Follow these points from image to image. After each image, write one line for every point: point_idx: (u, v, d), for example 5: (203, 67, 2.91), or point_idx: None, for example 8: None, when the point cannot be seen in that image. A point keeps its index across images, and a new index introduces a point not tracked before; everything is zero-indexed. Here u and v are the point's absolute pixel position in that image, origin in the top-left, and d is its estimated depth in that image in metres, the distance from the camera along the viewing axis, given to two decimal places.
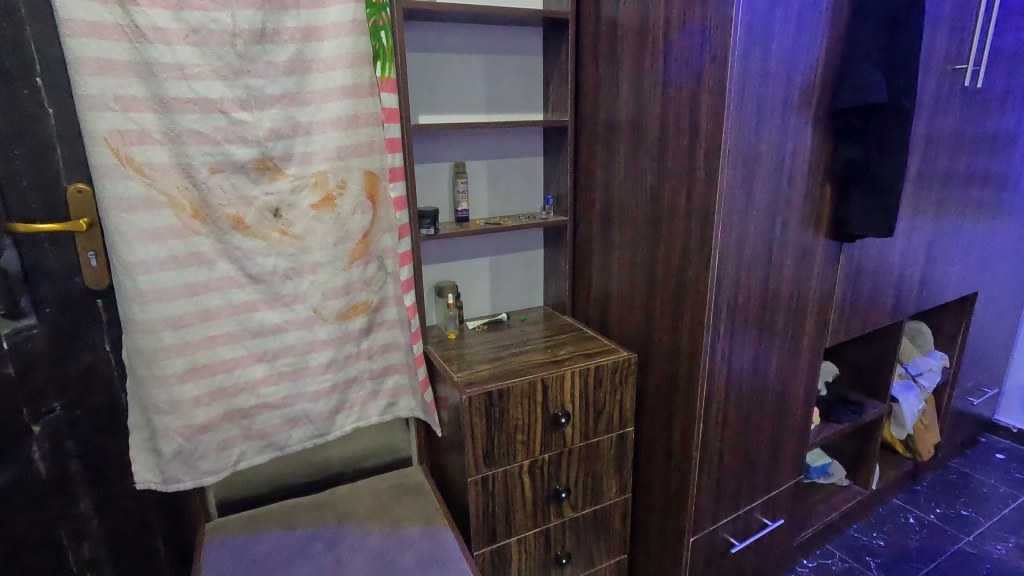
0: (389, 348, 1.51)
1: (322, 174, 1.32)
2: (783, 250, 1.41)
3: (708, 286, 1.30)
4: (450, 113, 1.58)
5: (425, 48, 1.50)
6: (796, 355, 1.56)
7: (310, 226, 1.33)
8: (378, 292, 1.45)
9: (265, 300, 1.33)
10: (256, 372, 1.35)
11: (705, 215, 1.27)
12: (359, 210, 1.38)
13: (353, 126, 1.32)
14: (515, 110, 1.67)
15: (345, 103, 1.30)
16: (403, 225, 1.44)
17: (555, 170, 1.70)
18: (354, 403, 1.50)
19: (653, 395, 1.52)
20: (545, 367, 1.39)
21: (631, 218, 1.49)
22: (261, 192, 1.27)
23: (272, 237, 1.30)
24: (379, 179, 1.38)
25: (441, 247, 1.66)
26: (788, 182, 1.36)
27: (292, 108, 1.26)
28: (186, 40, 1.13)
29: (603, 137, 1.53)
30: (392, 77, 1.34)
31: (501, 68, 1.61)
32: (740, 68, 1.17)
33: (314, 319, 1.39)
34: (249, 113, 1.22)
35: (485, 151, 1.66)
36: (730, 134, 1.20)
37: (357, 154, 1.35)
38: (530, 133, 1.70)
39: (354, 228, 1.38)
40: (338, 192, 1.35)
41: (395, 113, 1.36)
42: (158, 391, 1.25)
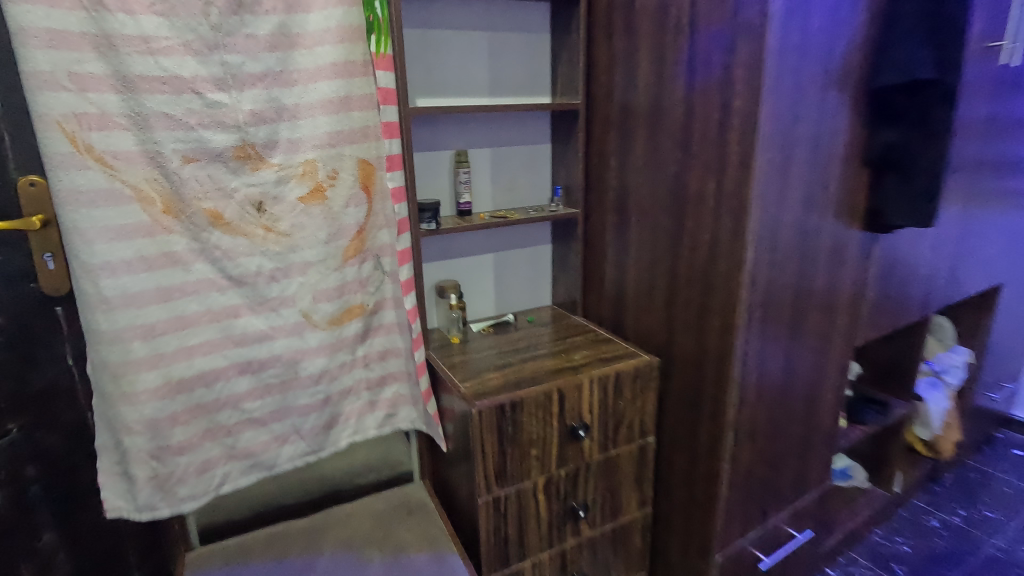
0: (387, 354, 1.38)
1: (311, 164, 1.18)
2: (818, 243, 1.29)
3: (742, 285, 1.17)
4: (451, 96, 1.44)
5: (423, 23, 1.36)
6: (826, 355, 1.45)
7: (298, 222, 1.19)
8: (374, 293, 1.32)
9: (250, 304, 1.19)
10: (241, 385, 1.22)
11: (739, 205, 1.14)
12: (353, 203, 1.24)
13: (345, 109, 1.18)
14: (521, 93, 1.53)
15: (337, 81, 1.16)
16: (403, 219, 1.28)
17: (565, 158, 1.57)
18: (349, 416, 1.36)
19: (675, 401, 1.40)
20: (560, 374, 1.26)
21: (650, 210, 1.36)
22: (242, 183, 1.13)
23: (255, 233, 1.17)
24: (374, 168, 1.24)
25: (442, 243, 1.52)
26: (824, 169, 1.24)
27: (276, 88, 1.12)
28: (151, 10, 0.99)
29: (618, 120, 1.40)
30: (388, 53, 1.18)
31: (506, 47, 1.48)
32: (779, 42, 1.05)
33: (304, 325, 1.25)
34: (227, 94, 1.07)
35: (489, 138, 1.52)
36: (767, 115, 1.08)
37: (349, 140, 1.20)
38: (537, 118, 1.58)
39: (347, 224, 1.24)
40: (329, 183, 1.20)
41: (392, 94, 1.20)
42: (128, 409, 1.11)
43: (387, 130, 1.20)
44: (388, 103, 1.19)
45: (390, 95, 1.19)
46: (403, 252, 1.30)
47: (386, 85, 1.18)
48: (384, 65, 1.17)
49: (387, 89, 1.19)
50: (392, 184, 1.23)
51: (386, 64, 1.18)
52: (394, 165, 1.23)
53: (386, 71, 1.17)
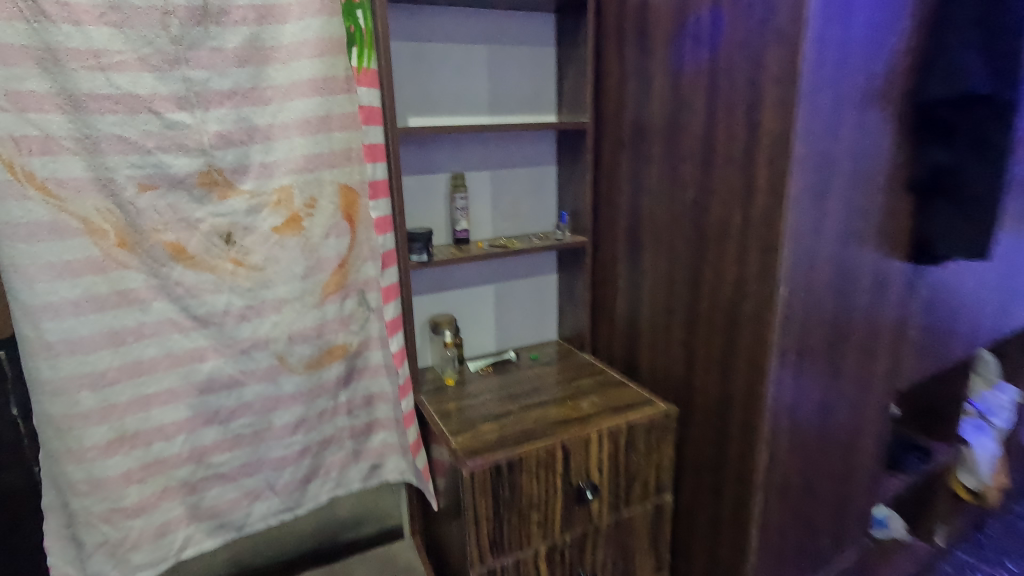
0: (373, 399, 1.24)
1: (286, 191, 1.06)
2: (857, 278, 1.14)
3: (773, 328, 1.03)
4: (447, 115, 1.32)
5: (417, 36, 1.25)
6: (866, 401, 1.29)
7: (272, 254, 1.07)
8: (358, 332, 1.19)
9: (217, 346, 1.07)
10: (207, 436, 1.09)
11: (769, 237, 1.00)
12: (334, 234, 1.11)
13: (324, 130, 1.06)
14: (523, 110, 1.41)
15: (314, 98, 1.04)
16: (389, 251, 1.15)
17: (571, 181, 1.44)
18: (329, 468, 1.23)
19: (696, 454, 1.24)
20: (564, 427, 1.11)
21: (667, 239, 1.22)
22: (207, 213, 1.01)
23: (223, 268, 1.04)
24: (357, 195, 1.12)
25: (437, 274, 1.40)
26: (866, 195, 1.09)
27: (246, 107, 1.00)
28: (102, 20, 0.88)
29: (631, 140, 1.27)
30: (372, 67, 1.07)
31: (507, 61, 1.36)
32: (816, 52, 0.91)
33: (278, 369, 1.12)
34: (190, 114, 0.96)
35: (489, 159, 1.40)
36: (802, 136, 0.94)
37: (329, 164, 1.08)
38: (541, 138, 1.45)
39: (326, 256, 1.11)
40: (306, 212, 1.08)
41: (376, 112, 1.08)
42: (74, 468, 0.98)
43: (370, 154, 1.09)
44: (371, 122, 1.08)
45: (376, 114, 1.08)
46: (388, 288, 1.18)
47: (370, 103, 1.07)
48: (368, 81, 1.07)
49: (372, 107, 1.07)
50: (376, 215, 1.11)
51: (371, 80, 1.07)
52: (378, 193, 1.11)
53: (370, 87, 1.07)
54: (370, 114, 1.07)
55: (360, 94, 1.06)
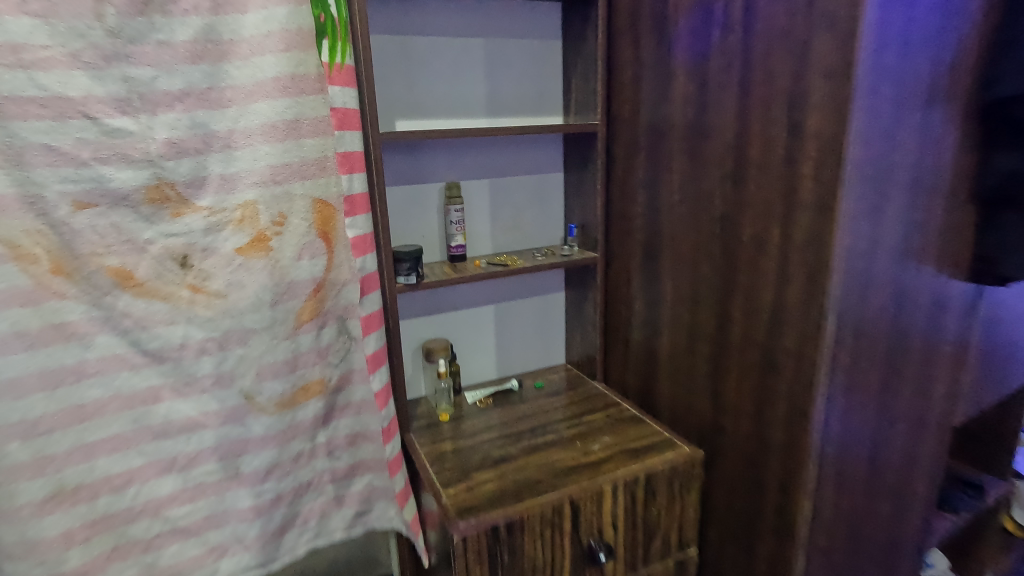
0: (357, 439, 1.10)
1: (250, 207, 0.91)
2: (914, 301, 0.98)
3: (820, 366, 0.87)
4: (439, 118, 1.18)
5: (404, 29, 1.11)
6: (920, 439, 1.12)
7: (235, 280, 0.93)
8: (338, 365, 1.05)
9: (174, 385, 0.93)
10: (164, 487, 0.95)
11: (815, 258, 0.84)
12: (307, 254, 0.97)
13: (294, 135, 0.92)
14: (526, 111, 1.27)
15: (280, 99, 0.90)
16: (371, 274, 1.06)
17: (580, 190, 1.29)
18: (308, 516, 1.08)
19: (724, 502, 1.09)
20: (573, 477, 0.96)
21: (690, 257, 1.07)
22: (157, 234, 0.87)
23: (178, 296, 0.90)
24: (334, 211, 0.98)
25: (430, 296, 1.26)
26: (926, 206, 0.93)
27: (200, 110, 0.86)
28: (22, 10, 0.74)
29: (647, 144, 1.11)
30: (348, 64, 0.96)
31: (507, 57, 1.22)
32: (875, 38, 0.75)
33: (246, 409, 0.98)
34: (134, 119, 0.82)
35: (487, 167, 1.25)
36: (858, 138, 0.78)
37: (300, 176, 0.94)
38: (547, 142, 1.30)
39: (298, 281, 0.97)
40: (274, 231, 0.94)
41: (351, 116, 0.98)
42: (5, 529, 0.85)
43: (345, 164, 0.98)
44: (345, 127, 0.97)
45: (351, 118, 0.98)
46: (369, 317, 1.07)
47: (345, 105, 0.97)
48: (343, 80, 0.96)
49: (346, 109, 0.97)
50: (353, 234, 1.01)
51: (347, 80, 0.97)
52: (356, 209, 1.01)
53: (345, 87, 0.97)
54: (344, 118, 0.97)
55: (333, 94, 0.95)
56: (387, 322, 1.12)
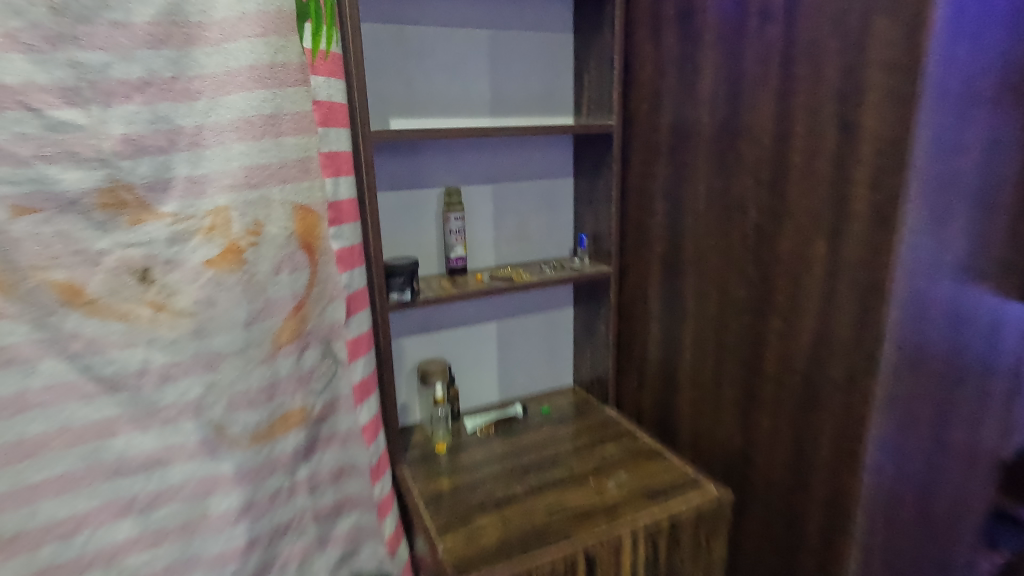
0: (343, 472, 0.99)
1: (221, 214, 0.79)
2: (972, 325, 0.87)
3: (872, 404, 0.75)
4: (438, 116, 1.07)
5: (399, 17, 1.00)
6: (971, 475, 1.01)
7: (205, 297, 0.81)
8: (322, 390, 0.94)
9: (132, 416, 0.80)
10: (120, 531, 0.81)
11: (869, 280, 0.73)
12: (286, 267, 0.85)
13: (272, 133, 0.81)
14: (533, 110, 1.16)
15: (256, 92, 0.78)
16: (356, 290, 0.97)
17: (592, 197, 1.18)
18: (286, 560, 0.93)
19: (754, 549, 0.97)
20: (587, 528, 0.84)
21: (717, 273, 0.96)
22: (113, 243, 0.76)
23: (138, 314, 0.79)
24: (318, 219, 0.87)
25: (426, 313, 1.15)
26: (989, 218, 0.82)
27: (163, 102, 0.75)
28: None
29: (668, 147, 1.00)
30: (334, 50, 0.88)
31: (513, 50, 1.11)
32: (950, 24, 0.64)
33: (216, 442, 0.85)
34: (84, 111, 0.71)
35: (491, 171, 1.14)
36: (925, 142, 0.67)
37: (279, 178, 0.83)
38: (555, 144, 1.19)
39: (277, 298, 0.85)
40: (248, 241, 0.81)
41: (336, 110, 0.90)
42: None
43: (331, 166, 0.91)
44: (332, 124, 0.90)
45: (340, 113, 0.91)
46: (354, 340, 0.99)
47: (335, 99, 0.89)
48: (332, 70, 0.88)
49: (335, 103, 0.90)
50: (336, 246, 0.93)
51: (335, 72, 0.89)
52: (340, 218, 0.93)
53: (335, 78, 0.89)
54: (332, 113, 0.90)
55: (320, 84, 0.87)
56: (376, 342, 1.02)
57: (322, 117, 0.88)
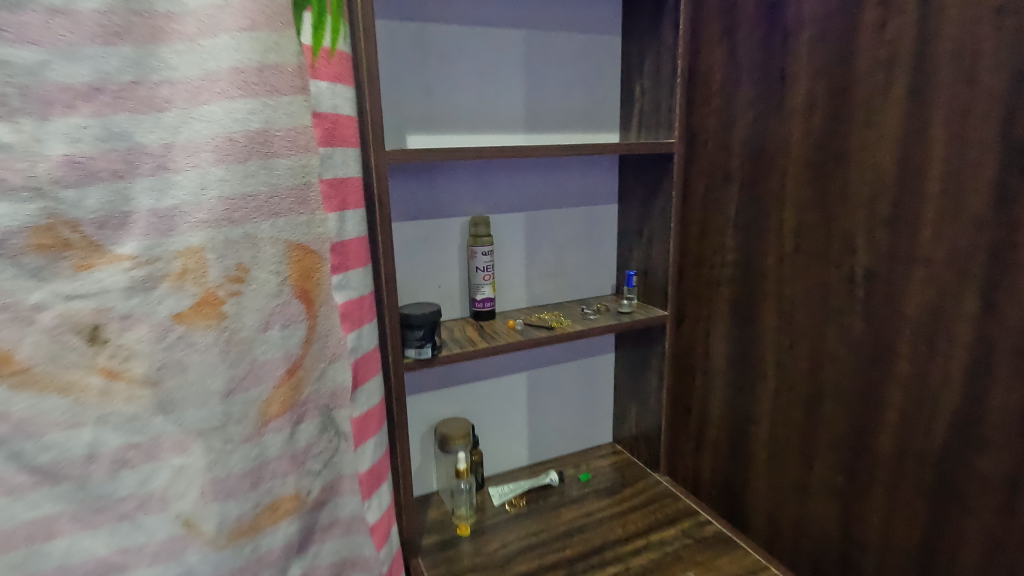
0: (345, 567, 0.78)
1: (193, 254, 0.62)
2: None
3: None
4: (465, 132, 0.90)
5: (421, 14, 0.84)
6: None
7: (172, 358, 0.63)
8: (321, 471, 0.75)
9: (76, 516, 0.60)
10: None
11: None
12: (276, 321, 0.67)
13: (261, 152, 0.63)
14: (573, 126, 0.99)
15: (240, 101, 0.61)
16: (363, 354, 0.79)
17: (643, 228, 1.01)
18: None
19: None
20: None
21: (810, 326, 0.78)
22: (51, 296, 0.57)
23: (85, 385, 0.59)
24: (319, 262, 0.70)
25: (444, 372, 0.97)
26: None
27: (120, 114, 0.57)
28: None
29: (745, 172, 0.84)
30: (342, 50, 0.71)
31: (552, 56, 0.95)
32: None
33: (186, 541, 0.65)
34: (13, 126, 0.53)
35: (524, 197, 0.97)
36: None
37: (268, 212, 0.64)
38: (599, 165, 1.03)
39: (265, 360, 0.67)
40: (229, 289, 0.64)
41: (343, 124, 0.72)
42: None
43: (335, 199, 0.73)
44: (337, 142, 0.72)
45: (348, 129, 0.73)
46: (361, 418, 0.81)
47: (341, 110, 0.72)
48: (337, 72, 0.71)
49: (341, 116, 0.72)
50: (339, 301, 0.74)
51: (341, 75, 0.72)
52: (344, 264, 0.74)
53: (341, 83, 0.71)
54: (336, 129, 0.72)
55: (322, 90, 0.69)
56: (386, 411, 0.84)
57: (324, 133, 0.69)
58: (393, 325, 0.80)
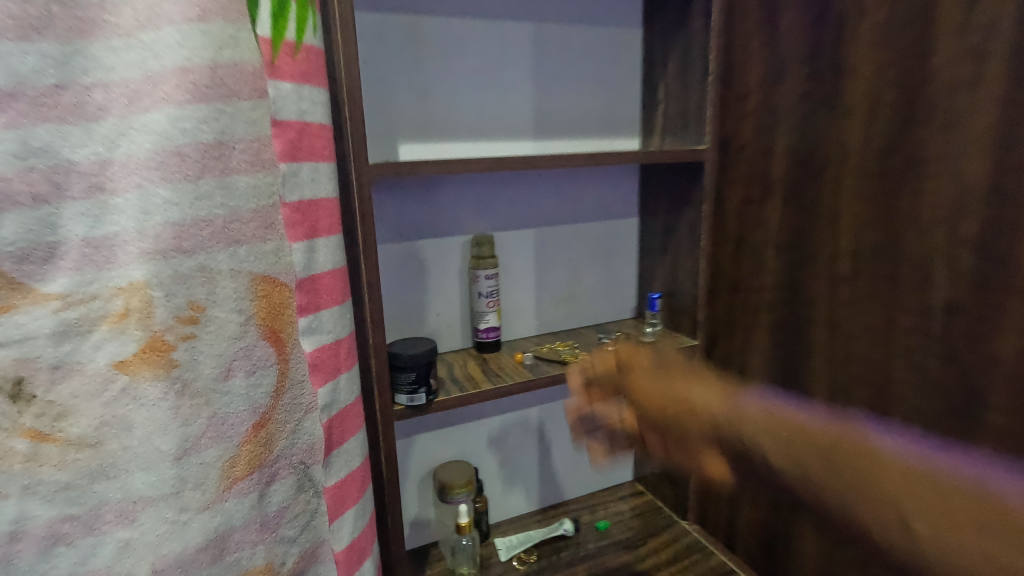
0: None
1: (135, 292, 0.51)
2: None
3: None
4: (466, 139, 0.79)
5: (414, 4, 0.73)
6: None
7: (115, 415, 0.53)
8: (297, 539, 0.64)
9: None
10: None
11: None
12: (240, 369, 0.57)
13: (217, 167, 0.52)
14: (589, 131, 0.88)
15: (189, 108, 0.50)
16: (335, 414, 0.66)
17: (667, 246, 0.90)
18: None
19: None
20: (940, 512, 0.37)
21: (872, 365, 0.66)
22: None
23: (7, 450, 0.49)
24: (284, 297, 0.58)
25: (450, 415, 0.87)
26: None
27: (43, 125, 0.47)
28: None
29: (794, 184, 0.73)
30: (309, 43, 0.58)
31: (565, 52, 0.84)
32: None
33: None
34: None
35: (533, 212, 0.86)
36: None
37: (227, 240, 0.53)
38: (617, 175, 0.92)
39: (227, 415, 0.57)
40: (180, 333, 0.53)
41: (313, 134, 0.59)
42: None
43: (303, 225, 0.59)
44: (305, 156, 0.59)
45: (319, 140, 0.60)
46: (338, 486, 0.68)
47: (310, 117, 0.59)
48: (305, 71, 0.58)
49: (310, 124, 0.59)
50: (308, 351, 0.62)
51: (312, 74, 0.59)
52: (309, 307, 0.61)
53: (309, 84, 0.58)
54: (302, 140, 0.58)
55: (285, 92, 0.56)
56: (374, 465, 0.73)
57: (288, 145, 0.56)
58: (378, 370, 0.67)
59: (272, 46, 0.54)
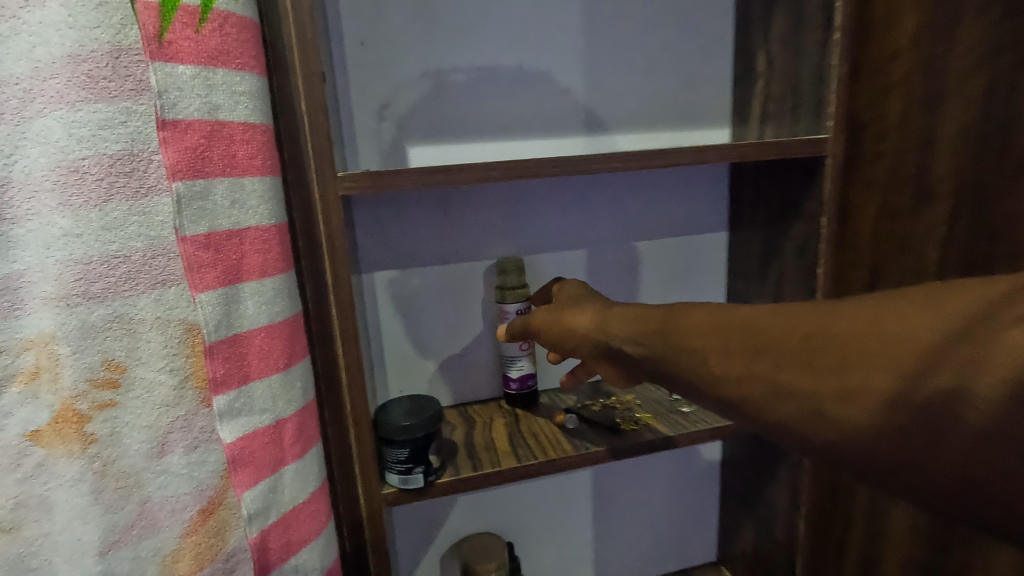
0: None
1: (45, 346, 0.40)
2: None
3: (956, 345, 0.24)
4: (489, 136, 0.64)
5: None
6: None
7: (31, 495, 0.41)
8: None
9: None
10: None
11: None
12: (176, 442, 0.43)
13: (132, 187, 0.39)
14: (659, 120, 0.69)
15: (84, 109, 0.37)
16: (275, 521, 0.47)
17: (766, 268, 0.68)
18: None
19: None
20: (711, 334, 0.34)
21: None
22: None
23: None
24: (198, 355, 0.43)
25: (482, 492, 0.73)
26: None
27: None
28: None
29: (973, 183, 0.50)
30: (234, 14, 0.41)
31: (627, 14, 0.65)
32: None
33: None
34: None
35: (585, 228, 0.69)
36: None
37: (150, 280, 0.41)
38: (697, 179, 0.72)
39: (165, 498, 0.44)
40: (96, 399, 0.41)
41: (225, 134, 0.41)
42: None
43: (218, 265, 0.41)
44: (215, 169, 0.41)
45: (242, 146, 0.42)
46: None
47: (228, 115, 0.41)
48: (218, 49, 0.40)
49: (227, 124, 0.41)
50: (228, 440, 0.44)
51: (232, 53, 0.41)
52: (230, 379, 0.43)
53: (225, 67, 0.40)
54: (214, 147, 0.40)
55: (181, 80, 0.39)
56: (364, 557, 0.56)
57: (188, 156, 0.39)
58: (363, 445, 0.52)
59: (159, 17, 0.37)
